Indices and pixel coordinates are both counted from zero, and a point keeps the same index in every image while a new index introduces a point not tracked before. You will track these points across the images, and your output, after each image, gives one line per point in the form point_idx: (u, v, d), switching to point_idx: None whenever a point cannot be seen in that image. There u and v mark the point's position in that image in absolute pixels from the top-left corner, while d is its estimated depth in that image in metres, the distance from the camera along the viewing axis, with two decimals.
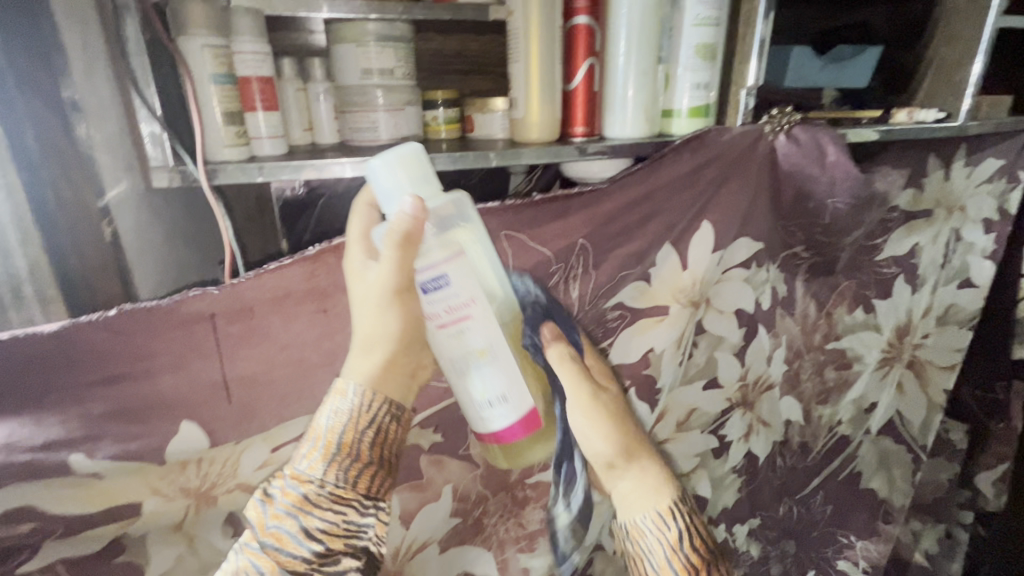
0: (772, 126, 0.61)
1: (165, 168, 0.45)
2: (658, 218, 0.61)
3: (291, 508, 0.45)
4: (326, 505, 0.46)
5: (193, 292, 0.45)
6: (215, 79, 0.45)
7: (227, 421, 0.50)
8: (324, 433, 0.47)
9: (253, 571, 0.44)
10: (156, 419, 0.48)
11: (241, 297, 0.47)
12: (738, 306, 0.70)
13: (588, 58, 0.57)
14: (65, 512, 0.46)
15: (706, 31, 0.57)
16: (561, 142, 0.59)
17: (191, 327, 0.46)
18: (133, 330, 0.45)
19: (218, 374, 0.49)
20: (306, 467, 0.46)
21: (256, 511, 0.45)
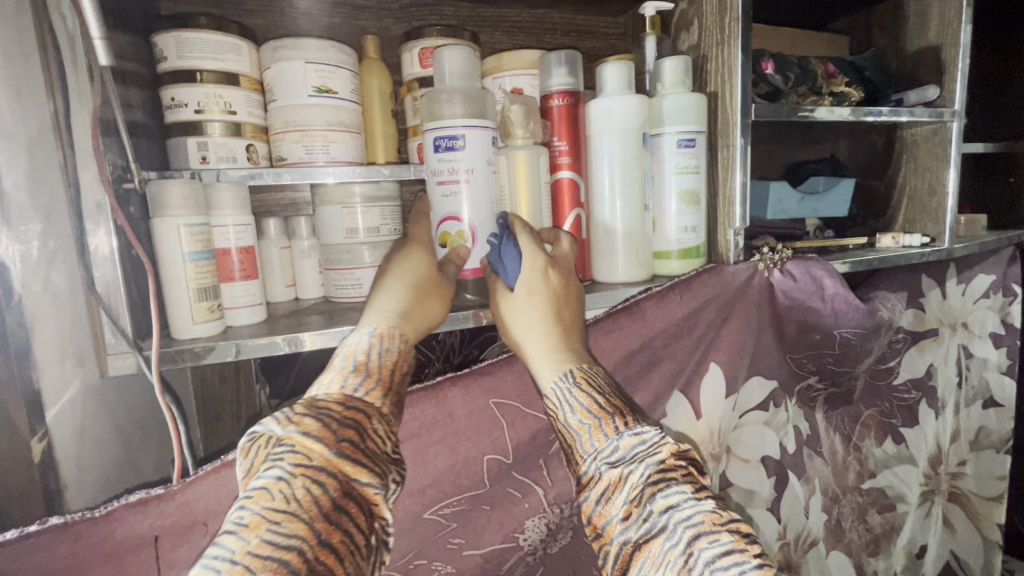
0: (766, 263, 0.60)
1: (123, 354, 0.42)
2: (661, 366, 0.58)
3: (346, 425, 0.36)
4: (383, 432, 0.39)
5: (136, 499, 0.38)
6: (191, 257, 0.44)
7: None
8: (372, 362, 0.42)
9: (316, 486, 0.32)
10: None
11: (193, 508, 0.40)
12: (762, 453, 0.64)
13: (574, 209, 0.57)
14: None
15: (688, 177, 0.58)
16: None
17: (127, 556, 0.39)
18: (45, 558, 0.35)
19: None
20: (352, 391, 0.40)
21: (304, 433, 0.34)
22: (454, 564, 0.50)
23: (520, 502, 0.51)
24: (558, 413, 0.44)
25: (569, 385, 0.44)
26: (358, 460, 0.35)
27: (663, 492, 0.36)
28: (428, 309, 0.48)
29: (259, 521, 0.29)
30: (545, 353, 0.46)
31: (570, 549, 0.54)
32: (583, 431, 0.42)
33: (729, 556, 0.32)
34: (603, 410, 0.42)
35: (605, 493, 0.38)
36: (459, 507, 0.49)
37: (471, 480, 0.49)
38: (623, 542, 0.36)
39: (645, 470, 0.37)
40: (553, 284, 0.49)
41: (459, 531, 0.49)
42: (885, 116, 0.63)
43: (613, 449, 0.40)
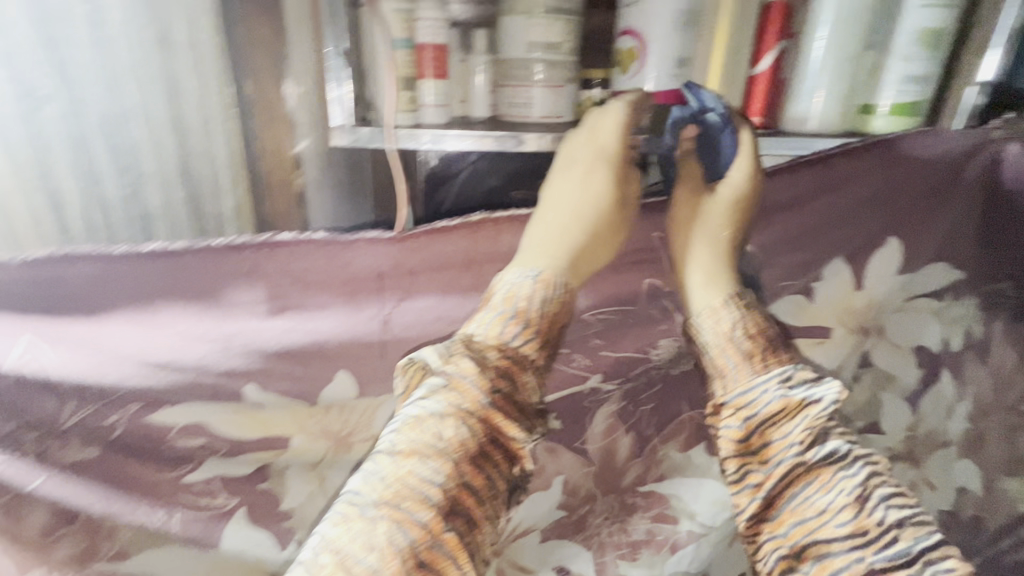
0: (1008, 132, 0.52)
1: (343, 129, 0.45)
2: (838, 229, 0.56)
3: (500, 376, 0.42)
4: (531, 380, 0.44)
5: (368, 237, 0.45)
6: (399, 43, 0.48)
7: (377, 376, 0.50)
8: (527, 311, 0.45)
9: (464, 435, 0.39)
10: (316, 363, 0.48)
11: (409, 261, 0.47)
12: (917, 340, 0.61)
13: (780, 40, 0.50)
14: (225, 433, 0.48)
15: (937, 13, 0.48)
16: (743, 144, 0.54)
17: (360, 288, 0.47)
18: (299, 265, 0.45)
19: (378, 334, 0.49)
20: (510, 339, 0.44)
21: (463, 376, 0.41)
22: (591, 360, 0.55)
23: (659, 323, 0.55)
24: (712, 337, 0.51)
25: (732, 310, 0.52)
26: (503, 413, 0.42)
27: (831, 431, 0.45)
28: (594, 239, 0.52)
29: (410, 454, 0.38)
30: (703, 276, 0.54)
31: (691, 380, 0.58)
32: (745, 361, 0.49)
33: (898, 498, 0.41)
34: (764, 344, 0.50)
35: (775, 417, 0.46)
36: (607, 314, 0.54)
37: (624, 294, 0.55)
38: (791, 464, 0.44)
39: (825, 406, 0.45)
40: (727, 202, 0.53)
41: (601, 334, 0.55)
42: None
43: (786, 377, 0.47)
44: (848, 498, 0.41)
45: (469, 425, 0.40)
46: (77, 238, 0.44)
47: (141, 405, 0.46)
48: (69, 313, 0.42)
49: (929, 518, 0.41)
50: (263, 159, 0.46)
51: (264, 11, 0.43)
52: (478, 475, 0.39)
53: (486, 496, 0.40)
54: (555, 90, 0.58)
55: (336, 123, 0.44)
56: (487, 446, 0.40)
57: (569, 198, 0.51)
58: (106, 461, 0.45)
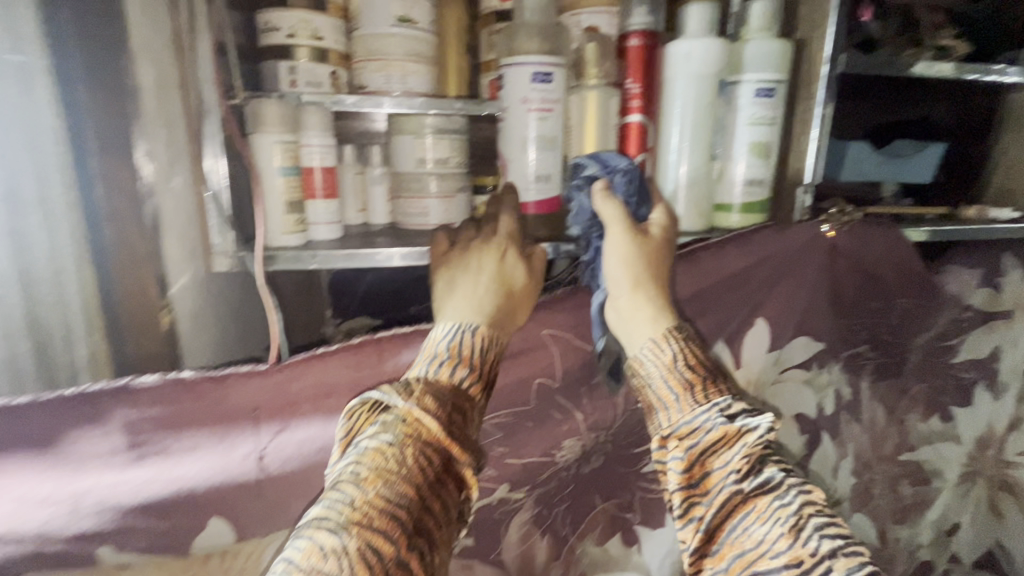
0: (833, 224, 0.59)
1: (226, 255, 0.47)
2: (711, 316, 0.61)
3: (452, 411, 0.40)
4: (474, 415, 0.43)
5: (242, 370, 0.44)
6: (282, 172, 0.48)
7: (256, 518, 0.47)
8: (469, 349, 0.44)
9: (423, 459, 0.37)
10: (185, 512, 0.45)
11: (287, 391, 0.45)
12: (798, 410, 0.66)
13: (640, 153, 0.57)
14: None
15: (761, 129, 0.56)
16: None
17: (233, 424, 0.45)
18: (162, 408, 0.42)
19: (254, 469, 0.46)
20: (458, 381, 0.43)
21: (422, 408, 0.39)
22: (497, 468, 0.54)
23: (560, 422, 0.55)
24: (662, 363, 0.46)
25: (681, 341, 0.46)
26: (461, 441, 0.40)
27: (767, 458, 0.42)
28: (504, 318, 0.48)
29: (375, 477, 0.35)
30: (649, 311, 0.47)
31: (600, 474, 0.59)
32: (691, 386, 0.45)
33: (832, 528, 0.39)
34: (705, 371, 0.46)
35: (714, 446, 0.43)
36: (505, 420, 0.53)
37: (520, 395, 0.53)
38: (730, 493, 0.41)
39: (763, 432, 0.42)
40: (654, 243, 0.49)
41: (503, 440, 0.54)
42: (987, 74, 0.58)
43: (723, 406, 0.44)
44: (785, 529, 0.39)
45: (427, 452, 0.38)
46: None
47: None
48: None
49: (864, 548, 0.38)
50: (128, 300, 0.44)
51: (123, 160, 0.43)
52: (437, 501, 0.37)
53: (444, 520, 0.38)
54: (449, 201, 0.61)
55: (218, 249, 0.47)
56: (442, 475, 0.38)
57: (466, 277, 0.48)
58: None
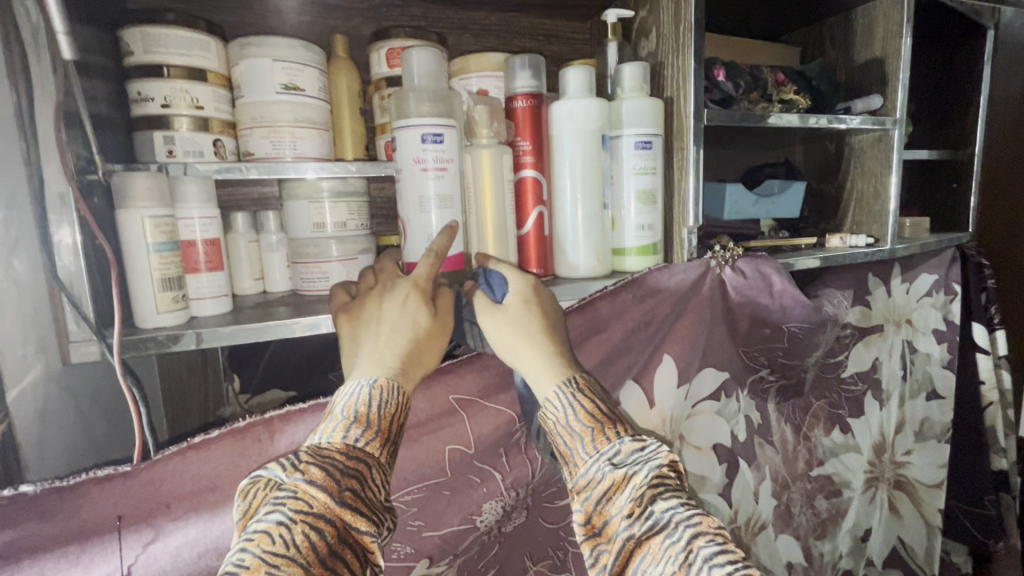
0: (717, 261, 0.63)
1: (88, 342, 0.43)
2: (619, 358, 0.62)
3: (348, 474, 0.37)
4: (378, 478, 0.39)
5: (101, 472, 0.40)
6: (156, 248, 0.45)
7: None
8: (369, 410, 0.41)
9: (313, 536, 0.33)
10: None
11: (158, 490, 0.42)
12: (714, 441, 0.68)
13: (537, 206, 0.59)
14: None
15: (645, 178, 0.61)
16: None
17: (89, 536, 0.40)
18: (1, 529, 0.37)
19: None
20: (353, 442, 0.39)
21: (310, 481, 0.35)
22: (414, 544, 0.51)
23: (479, 486, 0.53)
24: (557, 418, 0.45)
25: (571, 392, 0.45)
26: (359, 508, 0.36)
27: (663, 496, 0.38)
28: (410, 366, 0.46)
29: (258, 564, 0.31)
30: (530, 375, 0.47)
31: (525, 531, 0.57)
32: (585, 435, 0.43)
33: (724, 555, 0.34)
34: (603, 415, 0.44)
35: (607, 493, 0.41)
36: (419, 494, 0.51)
37: (430, 468, 0.51)
38: (623, 538, 0.38)
39: (648, 471, 0.40)
40: (530, 306, 0.49)
41: (419, 514, 0.51)
42: (828, 122, 0.66)
43: (615, 451, 0.42)
44: (674, 568, 0.35)
45: (319, 528, 0.34)
46: None
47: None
48: None
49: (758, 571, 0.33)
50: None
51: None
52: None
53: None
54: (350, 263, 0.58)
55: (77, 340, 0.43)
56: (338, 546, 0.34)
57: (378, 326, 0.46)
58: None
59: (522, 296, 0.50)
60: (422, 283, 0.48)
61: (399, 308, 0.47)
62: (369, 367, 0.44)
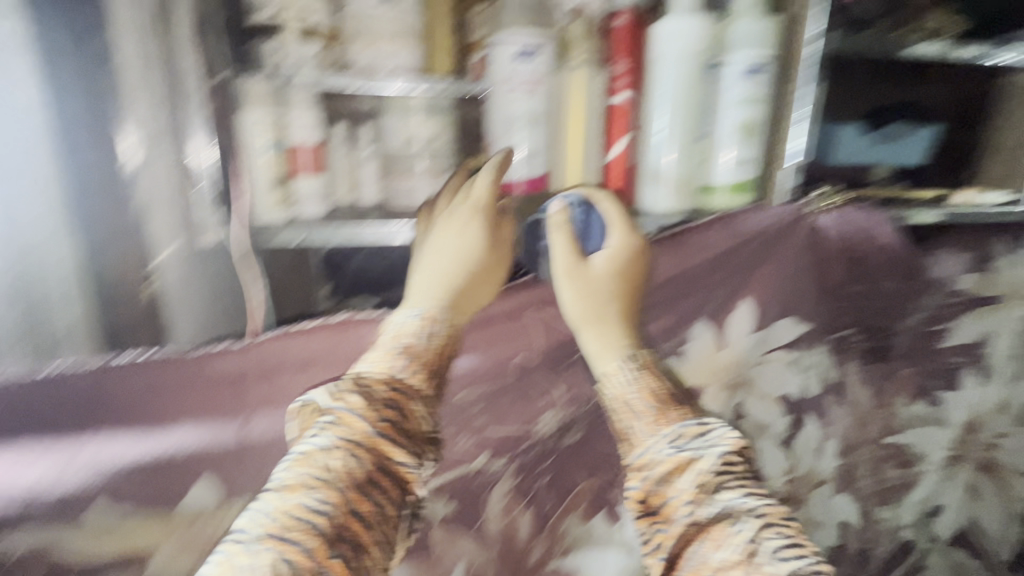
0: (811, 207, 0.62)
1: (215, 231, 0.49)
2: (693, 295, 0.61)
3: (385, 405, 0.49)
4: (415, 411, 0.50)
5: (225, 343, 0.50)
6: (270, 148, 0.49)
7: (242, 476, 0.51)
8: (414, 346, 0.52)
9: (348, 463, 0.45)
10: (176, 468, 0.49)
11: (268, 363, 0.51)
12: (782, 391, 0.66)
13: (626, 132, 0.56)
14: (95, 552, 0.49)
15: (748, 109, 0.56)
16: (597, 216, 0.56)
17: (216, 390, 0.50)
18: (160, 375, 0.48)
19: (232, 433, 0.50)
20: (395, 373, 0.51)
21: (349, 408, 0.47)
22: (478, 439, 0.56)
23: (537, 400, 0.58)
24: (619, 391, 0.57)
25: (631, 367, 0.58)
26: (392, 439, 0.48)
27: (726, 485, 0.52)
28: (475, 296, 0.54)
29: (297, 485, 0.44)
30: (597, 347, 0.57)
31: (580, 448, 0.60)
32: (647, 414, 0.56)
33: (789, 548, 0.49)
34: (661, 398, 0.57)
35: (667, 476, 0.53)
36: (487, 391, 0.56)
37: (497, 372, 0.56)
38: (685, 524, 0.51)
39: (713, 461, 0.52)
40: (613, 270, 0.56)
41: (485, 411, 0.56)
42: (977, 55, 0.61)
43: (676, 435, 0.54)
44: (737, 553, 0.48)
45: (356, 455, 0.45)
46: None
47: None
48: None
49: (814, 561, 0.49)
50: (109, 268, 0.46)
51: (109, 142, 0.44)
52: (364, 501, 0.45)
53: (372, 518, 0.46)
54: None
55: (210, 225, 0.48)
56: (374, 474, 0.46)
57: (447, 253, 0.53)
58: None
59: (613, 272, 0.56)
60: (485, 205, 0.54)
61: (459, 228, 0.53)
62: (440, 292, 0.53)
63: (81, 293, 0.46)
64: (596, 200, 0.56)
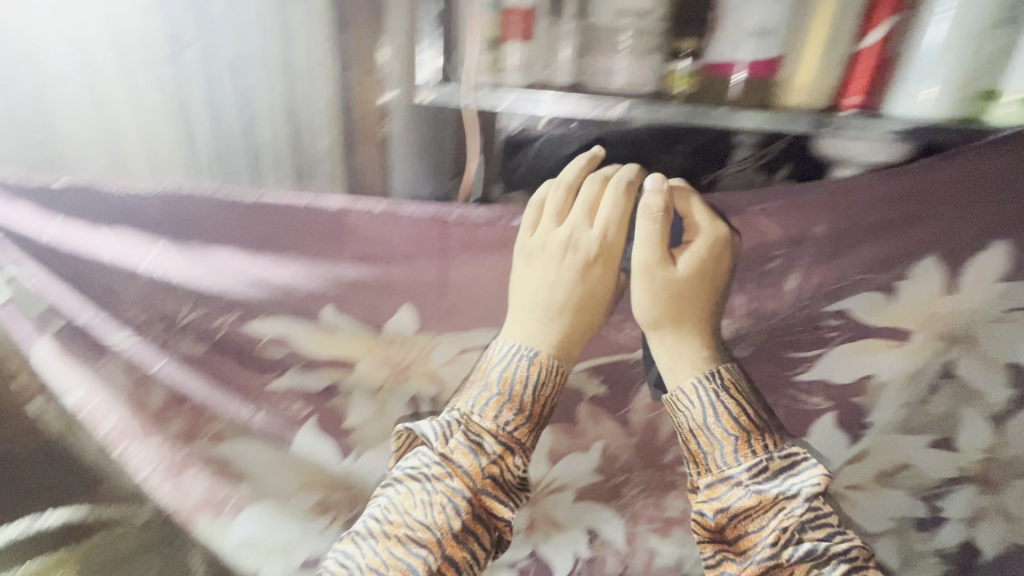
0: None
1: (427, 88, 0.44)
2: (927, 223, 0.51)
3: (490, 459, 0.48)
4: (510, 458, 0.50)
5: (457, 211, 0.49)
6: (485, 5, 0.41)
7: (437, 316, 0.53)
8: (520, 389, 0.50)
9: (446, 511, 0.47)
10: (385, 298, 0.51)
11: (480, 231, 0.50)
12: (1013, 358, 0.55)
13: (894, 15, 0.42)
14: (308, 350, 0.52)
15: None
16: (825, 116, 0.46)
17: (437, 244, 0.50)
18: (392, 221, 0.49)
19: (433, 274, 0.51)
20: (503, 422, 0.49)
21: (456, 458, 0.48)
22: (641, 332, 0.55)
23: (715, 304, 0.53)
24: (699, 418, 0.51)
25: (712, 389, 0.51)
26: (491, 494, 0.48)
27: (808, 524, 0.47)
28: (563, 307, 0.52)
29: (398, 525, 0.46)
30: (668, 359, 0.52)
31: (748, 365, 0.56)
32: (726, 441, 0.50)
33: None
34: (748, 427, 0.50)
35: (750, 512, 0.48)
36: None
37: None
38: (764, 560, 0.47)
39: (800, 501, 0.47)
40: (691, 273, 0.51)
41: None
42: None
43: (762, 469, 0.49)
44: None
45: (455, 502, 0.47)
46: (187, 164, 0.45)
47: (239, 314, 0.51)
48: (186, 239, 0.48)
49: None
50: (354, 99, 0.44)
51: None
52: (459, 548, 0.47)
53: (464, 566, 0.47)
54: None
55: (424, 81, 0.44)
56: (469, 525, 0.47)
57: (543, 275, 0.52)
58: (210, 359, 0.52)
59: (691, 283, 0.51)
60: (589, 247, 0.51)
61: (553, 261, 0.51)
62: (538, 305, 0.52)
63: (334, 118, 0.44)
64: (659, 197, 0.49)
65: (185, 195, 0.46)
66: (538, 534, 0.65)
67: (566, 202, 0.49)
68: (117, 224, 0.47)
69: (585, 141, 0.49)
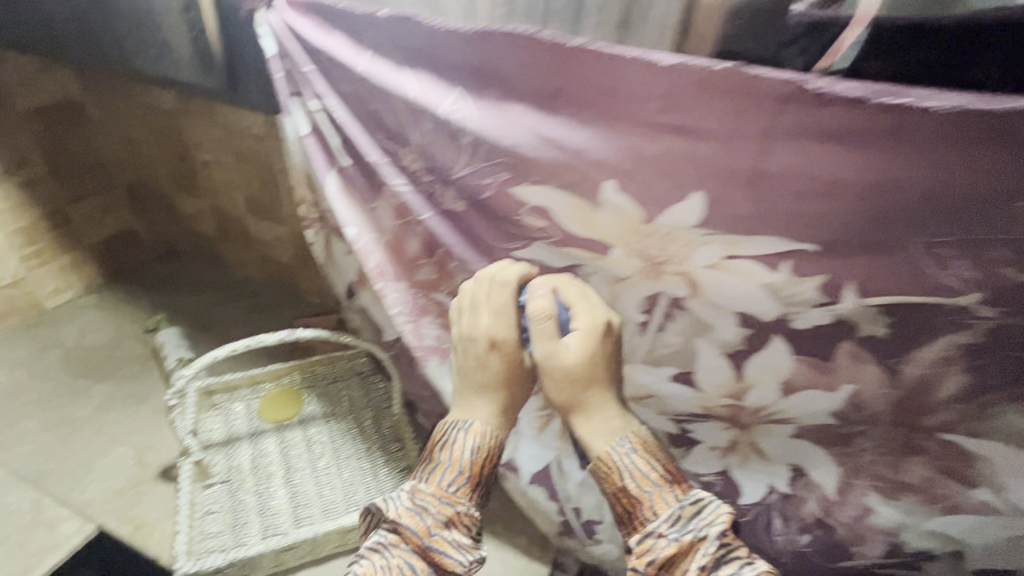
0: None
1: None
2: None
3: (437, 515, 0.54)
4: (460, 523, 0.55)
5: (793, 81, 0.39)
6: None
7: (728, 211, 0.45)
8: (463, 458, 0.57)
9: (406, 566, 0.51)
10: (671, 182, 0.45)
11: (816, 115, 0.39)
12: None
13: None
14: (566, 226, 0.50)
15: None
16: None
17: (756, 124, 0.41)
18: (713, 90, 0.41)
19: (749, 162, 0.42)
20: (446, 485, 0.56)
21: (407, 521, 0.53)
22: (977, 273, 0.41)
23: None
24: (615, 476, 0.56)
25: (626, 450, 0.56)
26: (444, 547, 0.53)
27: (724, 560, 0.51)
28: (504, 378, 0.57)
29: None
30: (584, 429, 0.58)
31: None
32: (644, 496, 0.55)
33: None
34: (661, 479, 0.56)
35: (671, 558, 0.52)
36: None
37: None
38: None
39: (713, 536, 0.51)
40: (590, 369, 0.55)
41: (1013, 243, 0.39)
42: None
43: (677, 516, 0.53)
44: None
45: (410, 556, 0.52)
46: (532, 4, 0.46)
47: (510, 175, 0.50)
48: (489, 88, 0.48)
49: None
50: None
51: None
52: None
53: None
54: None
55: None
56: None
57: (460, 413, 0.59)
58: (471, 215, 0.54)
59: (587, 371, 0.56)
60: (503, 339, 0.56)
61: (477, 361, 0.57)
62: (460, 398, 0.59)
63: None
64: (562, 289, 0.54)
65: (500, 38, 0.45)
66: (734, 456, 0.63)
67: (687, 198, 0.45)
68: (424, 69, 0.50)
69: (867, 38, 0.38)
